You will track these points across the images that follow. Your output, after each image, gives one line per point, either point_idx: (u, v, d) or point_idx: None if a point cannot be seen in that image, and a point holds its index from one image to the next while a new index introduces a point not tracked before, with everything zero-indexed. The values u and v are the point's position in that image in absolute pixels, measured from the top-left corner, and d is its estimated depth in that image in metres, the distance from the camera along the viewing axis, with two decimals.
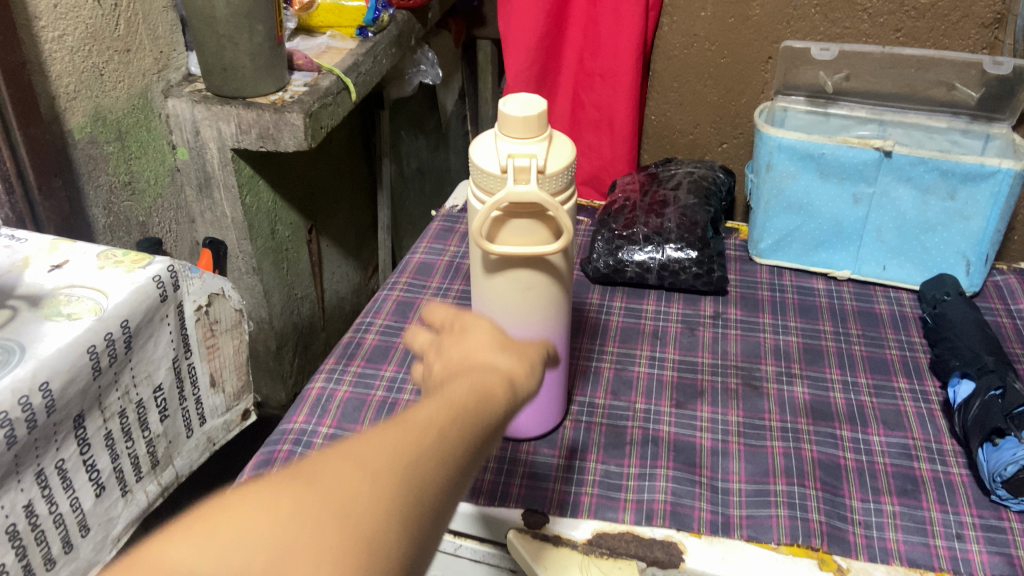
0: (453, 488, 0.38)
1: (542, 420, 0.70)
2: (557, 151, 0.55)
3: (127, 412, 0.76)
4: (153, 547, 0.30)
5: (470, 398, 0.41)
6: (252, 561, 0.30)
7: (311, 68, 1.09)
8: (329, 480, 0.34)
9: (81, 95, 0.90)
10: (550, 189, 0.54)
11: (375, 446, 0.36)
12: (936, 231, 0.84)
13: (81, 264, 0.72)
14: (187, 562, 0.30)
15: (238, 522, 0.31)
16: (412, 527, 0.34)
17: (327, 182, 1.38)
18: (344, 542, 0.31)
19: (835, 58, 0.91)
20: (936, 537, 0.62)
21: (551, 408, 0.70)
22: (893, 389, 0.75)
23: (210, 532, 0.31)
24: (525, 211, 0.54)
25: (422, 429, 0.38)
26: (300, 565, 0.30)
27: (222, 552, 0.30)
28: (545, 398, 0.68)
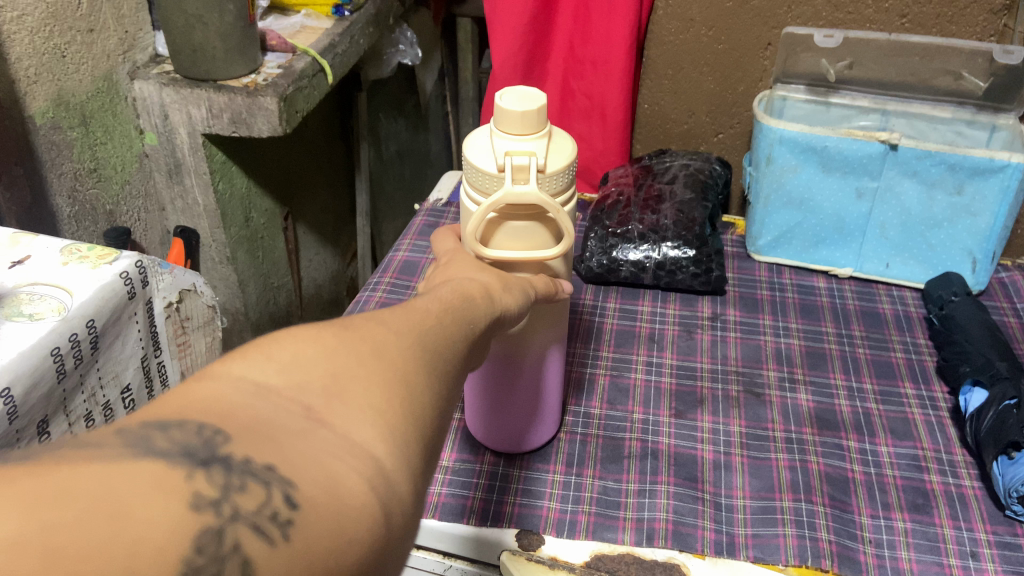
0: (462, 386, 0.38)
1: (542, 432, 0.67)
2: (558, 148, 0.50)
3: (95, 414, 0.71)
4: (216, 365, 0.30)
5: (456, 296, 0.41)
6: (312, 380, 0.30)
7: (285, 49, 1.03)
8: (364, 330, 0.34)
9: (43, 78, 0.84)
10: (552, 189, 0.49)
11: (397, 317, 0.36)
12: (942, 227, 0.81)
13: (43, 260, 0.66)
14: (252, 378, 0.29)
15: (296, 348, 0.31)
16: (440, 391, 0.34)
17: (304, 168, 1.33)
18: (390, 377, 0.32)
19: (840, 45, 0.87)
20: (950, 556, 0.59)
21: (551, 417, 0.67)
22: (899, 396, 0.72)
23: (270, 355, 0.31)
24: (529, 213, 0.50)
25: (427, 315, 0.38)
26: (358, 388, 0.31)
27: (285, 367, 0.30)
28: (547, 407, 0.65)
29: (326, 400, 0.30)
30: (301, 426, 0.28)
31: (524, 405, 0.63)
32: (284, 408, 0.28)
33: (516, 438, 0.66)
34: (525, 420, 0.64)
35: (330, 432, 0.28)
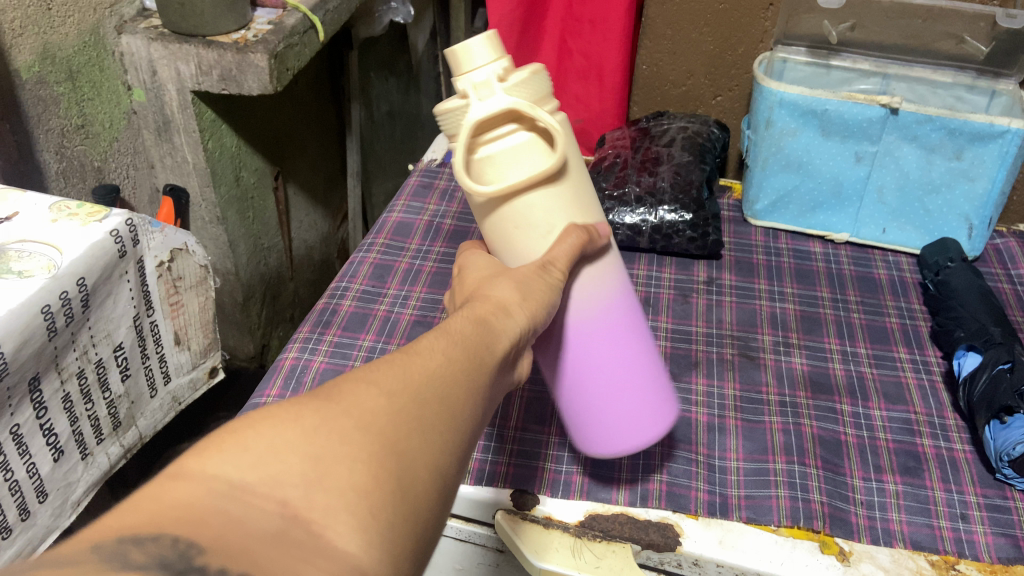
0: (448, 384, 0.39)
1: (665, 416, 0.58)
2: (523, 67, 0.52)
3: (86, 372, 0.70)
4: (191, 462, 0.31)
5: (466, 340, 0.43)
6: (292, 471, 0.31)
7: (276, 5, 1.01)
8: (350, 399, 0.35)
9: (28, 31, 0.81)
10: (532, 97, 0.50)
11: (389, 376, 0.37)
12: (940, 192, 0.80)
13: (32, 216, 0.64)
14: (227, 476, 0.30)
15: (273, 434, 0.32)
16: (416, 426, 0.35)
17: (294, 127, 1.31)
18: (378, 449, 0.33)
19: (842, 6, 0.85)
20: (941, 518, 0.60)
21: (661, 391, 0.59)
22: (893, 360, 0.73)
23: (248, 446, 0.31)
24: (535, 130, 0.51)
25: (437, 359, 0.40)
26: (341, 469, 0.32)
27: (260, 461, 0.31)
28: (647, 381, 0.57)
29: (305, 493, 0.30)
30: (275, 528, 0.29)
31: (622, 393, 0.56)
32: (261, 509, 0.29)
33: (637, 439, 0.57)
34: (633, 414, 0.57)
35: (303, 534, 0.29)
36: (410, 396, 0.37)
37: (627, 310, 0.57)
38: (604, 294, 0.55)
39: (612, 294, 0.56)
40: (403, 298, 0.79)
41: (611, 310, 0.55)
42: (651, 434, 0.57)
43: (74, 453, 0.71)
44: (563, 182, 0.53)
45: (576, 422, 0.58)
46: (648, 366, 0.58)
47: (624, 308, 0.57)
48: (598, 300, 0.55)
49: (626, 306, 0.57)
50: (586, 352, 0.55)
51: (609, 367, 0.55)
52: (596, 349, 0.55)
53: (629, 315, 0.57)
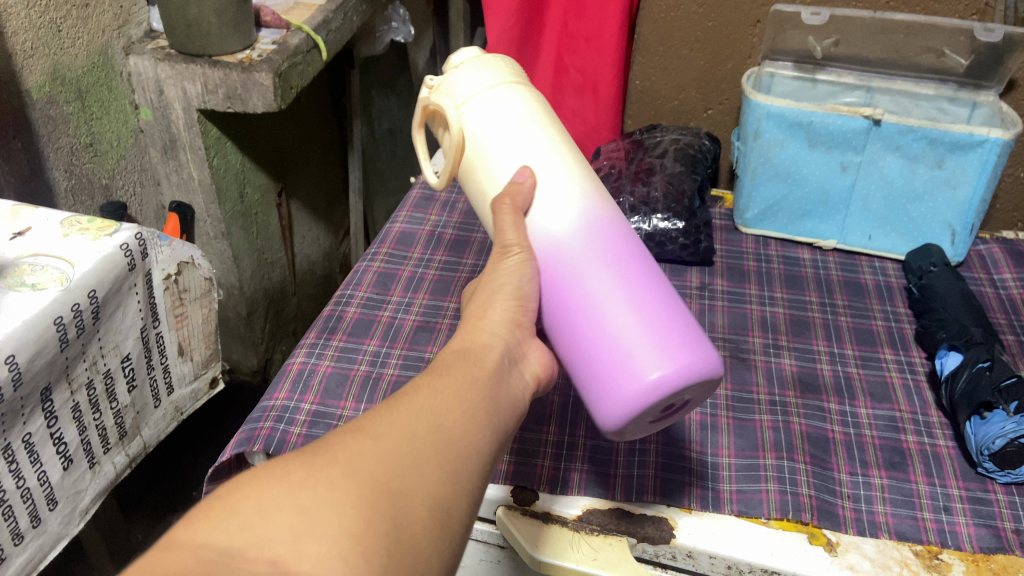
0: (435, 415, 0.43)
1: (670, 354, 0.50)
2: (496, 60, 0.59)
3: (95, 383, 0.73)
4: (181, 534, 0.33)
5: (454, 384, 0.46)
6: (281, 527, 0.34)
7: (279, 25, 1.04)
8: (335, 450, 0.38)
9: (39, 52, 0.84)
10: (467, 75, 0.58)
11: (375, 426, 0.41)
12: (923, 200, 0.84)
13: (43, 232, 0.67)
14: (216, 545, 0.33)
15: (261, 496, 0.35)
16: (402, 470, 0.39)
17: (297, 143, 1.34)
18: (367, 493, 0.36)
19: (825, 23, 0.88)
20: (924, 510, 0.62)
21: (670, 331, 0.51)
22: (879, 360, 0.76)
23: (236, 510, 0.34)
24: (464, 99, 0.57)
25: (421, 401, 0.44)
26: (332, 517, 0.35)
27: (248, 525, 0.34)
28: (635, 311, 0.51)
29: (296, 544, 0.33)
30: None
31: (603, 325, 0.52)
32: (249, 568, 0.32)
33: (632, 380, 0.50)
34: (620, 347, 0.51)
35: None
36: (396, 448, 0.40)
37: (620, 249, 0.54)
38: (572, 226, 0.55)
39: (589, 227, 0.54)
40: (405, 304, 0.82)
41: (578, 233, 0.54)
42: (647, 373, 0.49)
43: (83, 461, 0.74)
44: (491, 144, 0.56)
45: (585, 387, 0.53)
46: (639, 299, 0.52)
47: (608, 243, 0.54)
48: (568, 233, 0.54)
49: (613, 242, 0.54)
50: (562, 291, 0.54)
51: (583, 299, 0.53)
52: (566, 282, 0.54)
53: (619, 252, 0.54)
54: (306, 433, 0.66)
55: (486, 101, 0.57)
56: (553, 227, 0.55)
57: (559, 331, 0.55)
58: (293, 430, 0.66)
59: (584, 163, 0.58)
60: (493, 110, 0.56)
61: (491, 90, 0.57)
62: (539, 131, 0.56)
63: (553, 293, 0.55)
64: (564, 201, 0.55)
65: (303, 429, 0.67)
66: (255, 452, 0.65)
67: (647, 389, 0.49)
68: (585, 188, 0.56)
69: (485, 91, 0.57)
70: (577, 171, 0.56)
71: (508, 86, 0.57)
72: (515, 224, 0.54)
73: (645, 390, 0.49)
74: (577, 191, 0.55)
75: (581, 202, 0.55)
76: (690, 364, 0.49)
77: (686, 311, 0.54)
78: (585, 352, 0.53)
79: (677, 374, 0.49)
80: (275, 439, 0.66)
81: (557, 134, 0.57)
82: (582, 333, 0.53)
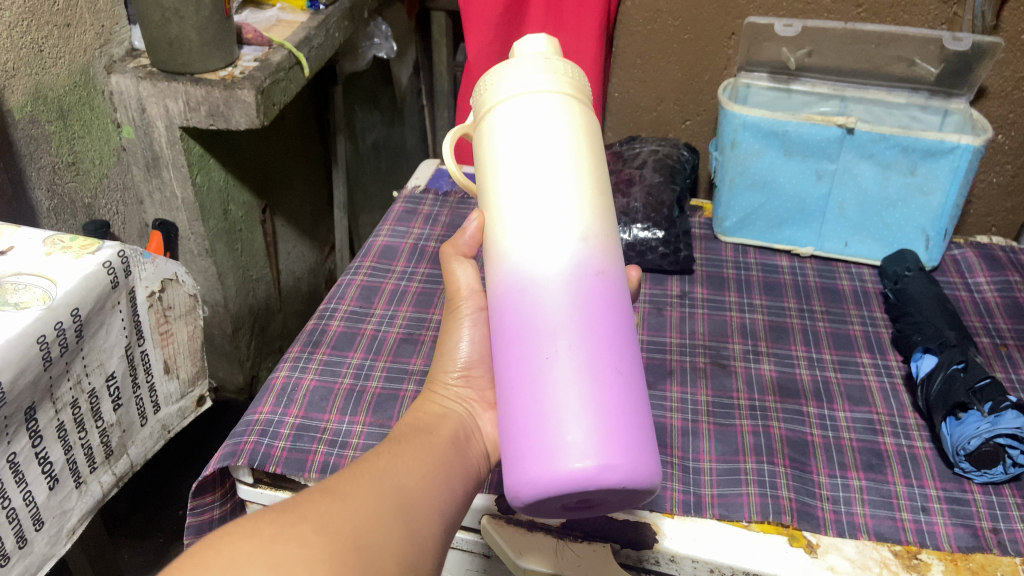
0: (398, 482, 0.46)
1: (604, 455, 0.44)
2: (550, 67, 0.52)
3: (80, 402, 0.73)
4: None
5: (416, 459, 0.49)
6: None
7: (261, 42, 1.05)
8: (306, 508, 0.40)
9: (20, 72, 0.85)
10: (504, 73, 0.52)
11: (343, 488, 0.43)
12: (897, 207, 0.85)
13: (25, 250, 0.67)
14: None
15: (233, 551, 0.36)
16: (371, 528, 0.41)
17: (281, 160, 1.35)
18: (337, 548, 0.38)
19: (798, 34, 0.90)
20: (903, 511, 0.63)
21: (613, 436, 0.45)
22: (857, 364, 0.77)
23: (208, 565, 0.35)
24: (491, 94, 0.53)
25: (385, 469, 0.46)
26: (305, 570, 0.36)
27: None
28: (590, 397, 0.46)
29: None
30: None
31: (547, 392, 0.46)
32: None
33: (551, 457, 0.45)
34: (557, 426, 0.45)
35: None
36: (363, 508, 0.42)
37: (593, 320, 0.48)
38: (539, 273, 0.48)
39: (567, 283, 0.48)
40: (389, 317, 0.83)
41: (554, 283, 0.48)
42: (565, 467, 0.44)
43: (69, 481, 0.73)
44: (487, 155, 0.52)
45: (504, 437, 0.48)
46: (594, 385, 0.46)
47: (584, 308, 0.48)
48: (540, 278, 0.48)
49: (590, 307, 0.48)
50: (514, 336, 0.49)
51: (536, 355, 0.47)
52: (523, 320, 0.48)
53: (594, 323, 0.48)
54: (290, 446, 0.67)
55: (503, 106, 0.51)
56: (522, 265, 0.49)
57: (503, 361, 0.50)
58: (278, 444, 0.67)
59: (587, 208, 0.50)
60: (503, 120, 0.51)
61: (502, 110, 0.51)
62: (538, 155, 0.49)
63: (504, 323, 0.50)
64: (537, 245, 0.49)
65: (287, 443, 0.67)
66: (240, 466, 0.65)
67: (558, 482, 0.44)
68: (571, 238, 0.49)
69: (507, 96, 0.51)
70: (567, 214, 0.49)
71: (534, 96, 0.51)
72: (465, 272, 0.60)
73: (555, 482, 0.44)
74: (553, 235, 0.48)
75: (556, 251, 0.48)
76: (617, 478, 0.44)
77: (642, 415, 0.47)
78: (516, 408, 0.47)
79: (596, 481, 0.44)
80: (260, 453, 0.66)
81: (558, 168, 0.49)
82: (523, 390, 0.47)
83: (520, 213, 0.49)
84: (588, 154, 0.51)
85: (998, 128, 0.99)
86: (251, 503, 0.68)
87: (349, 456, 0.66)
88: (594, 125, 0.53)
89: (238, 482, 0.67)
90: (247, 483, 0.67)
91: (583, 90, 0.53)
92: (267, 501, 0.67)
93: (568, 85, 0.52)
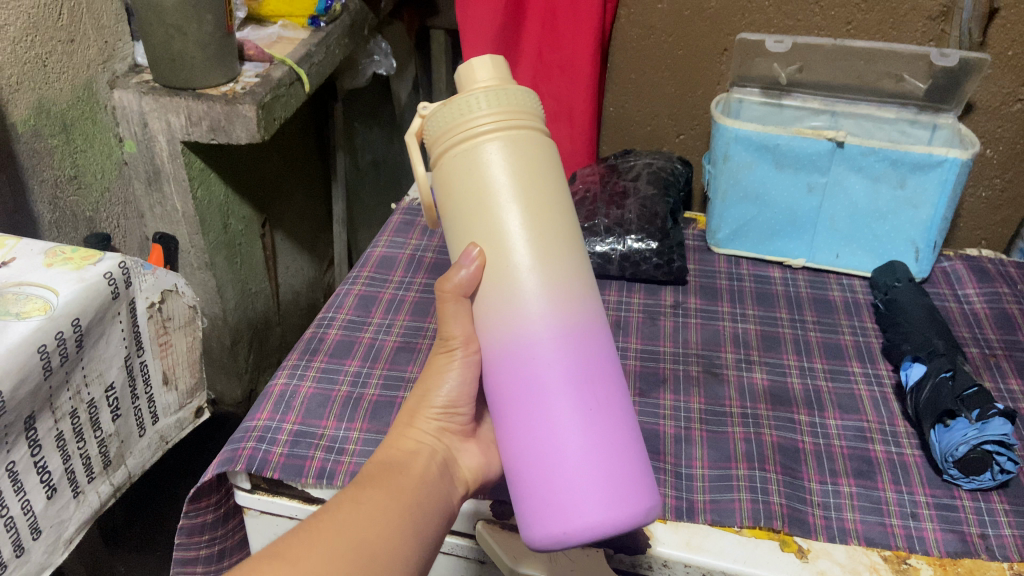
0: (358, 528, 0.47)
1: (609, 506, 0.49)
2: (502, 99, 0.55)
3: (79, 412, 0.74)
4: None
5: (387, 496, 0.50)
6: None
7: (262, 59, 1.06)
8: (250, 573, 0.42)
9: (24, 87, 0.86)
10: (456, 112, 0.55)
11: (295, 548, 0.45)
12: (887, 219, 0.87)
13: (27, 261, 0.68)
14: None
15: None
16: None
17: (281, 174, 1.36)
18: None
19: (789, 50, 0.92)
20: (892, 517, 0.64)
21: (615, 486, 0.50)
22: (847, 373, 0.78)
23: None
24: (447, 138, 0.55)
25: (346, 514, 0.47)
26: None
27: None
28: (589, 456, 0.50)
29: None
30: None
31: (554, 450, 0.51)
32: None
33: (566, 513, 0.50)
34: (571, 484, 0.50)
35: None
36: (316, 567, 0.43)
37: (584, 367, 0.52)
38: (530, 328, 0.52)
39: (558, 336, 0.52)
40: (386, 325, 0.84)
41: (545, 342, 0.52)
42: (578, 522, 0.49)
43: (67, 490, 0.74)
44: (464, 201, 0.54)
45: (514, 487, 0.53)
46: (597, 433, 0.51)
47: (574, 356, 0.52)
48: (532, 335, 0.52)
49: (578, 362, 0.52)
50: (510, 393, 0.53)
51: (536, 413, 0.52)
52: (519, 378, 0.52)
53: (585, 372, 0.52)
54: (287, 452, 0.67)
55: (467, 151, 0.54)
56: (515, 322, 0.53)
57: (505, 416, 0.54)
58: (275, 449, 0.68)
59: (569, 253, 0.54)
60: (471, 168, 0.53)
61: (464, 151, 0.54)
62: (517, 205, 0.53)
63: (502, 377, 0.53)
64: (528, 302, 0.52)
65: (285, 449, 0.68)
66: (238, 472, 0.66)
67: (575, 537, 0.49)
68: (559, 292, 0.53)
69: (468, 139, 0.54)
70: (552, 268, 0.53)
71: (495, 139, 0.54)
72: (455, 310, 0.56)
73: (570, 533, 0.49)
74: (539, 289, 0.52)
75: (541, 302, 0.52)
76: (628, 522, 0.50)
77: (636, 449, 0.53)
78: (525, 465, 0.52)
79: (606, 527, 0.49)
80: (258, 458, 0.67)
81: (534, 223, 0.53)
82: (528, 446, 0.52)
83: (510, 271, 0.53)
84: (557, 193, 0.55)
85: (986, 143, 1.01)
86: (248, 508, 0.69)
87: (346, 462, 0.67)
88: (549, 151, 0.56)
89: (235, 488, 0.68)
90: (245, 489, 0.68)
91: (534, 114, 0.56)
92: (264, 506, 0.68)
93: (520, 115, 0.55)
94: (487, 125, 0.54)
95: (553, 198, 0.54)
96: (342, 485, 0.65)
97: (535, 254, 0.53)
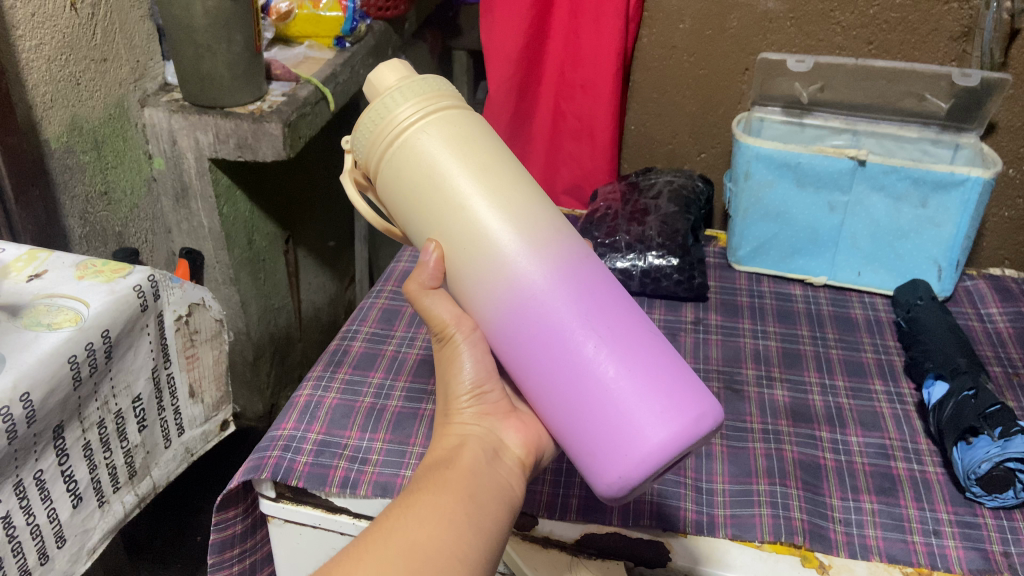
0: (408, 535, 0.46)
1: (666, 419, 0.50)
2: (417, 89, 0.55)
3: (107, 422, 0.75)
4: None
5: (435, 496, 0.49)
6: None
7: (289, 78, 1.08)
8: None
9: (58, 104, 0.88)
10: (373, 117, 0.56)
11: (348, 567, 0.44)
12: (908, 237, 0.87)
13: (59, 274, 0.70)
14: None
15: None
16: None
17: (305, 191, 1.38)
18: None
19: (810, 69, 0.93)
20: (914, 534, 0.63)
21: (665, 400, 0.51)
22: (869, 391, 0.78)
23: None
24: (377, 142, 0.55)
25: (399, 527, 0.46)
26: None
27: None
28: (629, 384, 0.51)
29: None
30: None
31: (594, 393, 0.52)
32: None
33: (632, 445, 0.51)
34: (609, 432, 0.51)
35: None
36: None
37: (568, 320, 0.52)
38: (511, 297, 0.53)
39: (533, 293, 0.52)
40: (409, 339, 0.85)
41: (528, 305, 0.53)
42: (648, 444, 0.50)
43: (92, 500, 0.75)
44: (411, 195, 0.54)
45: (579, 458, 0.54)
46: (627, 361, 0.52)
47: (564, 305, 0.52)
48: (514, 302, 0.53)
49: (574, 308, 0.52)
50: (527, 366, 0.54)
51: (559, 374, 0.53)
52: (531, 347, 0.53)
53: (588, 312, 0.53)
54: (312, 461, 0.68)
55: (402, 147, 0.54)
56: (497, 298, 0.54)
57: (535, 390, 0.55)
58: (300, 458, 0.69)
59: (530, 208, 0.54)
60: (411, 160, 0.54)
61: (394, 147, 0.54)
62: (466, 177, 0.53)
63: (516, 351, 0.54)
64: (501, 267, 0.53)
65: (309, 458, 0.69)
66: (263, 479, 0.67)
67: (619, 488, 0.52)
68: (534, 252, 0.53)
69: (397, 136, 0.54)
70: (523, 230, 0.53)
71: (421, 125, 0.54)
72: (437, 302, 0.57)
73: (648, 459, 0.50)
74: (510, 257, 0.53)
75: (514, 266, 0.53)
76: (657, 457, 0.50)
77: (669, 356, 0.54)
78: (578, 423, 0.53)
79: (677, 440, 0.50)
80: (283, 467, 0.68)
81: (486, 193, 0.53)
82: (571, 410, 0.53)
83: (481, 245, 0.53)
84: (497, 160, 0.55)
85: (1008, 163, 1.01)
86: (273, 517, 0.70)
87: (369, 471, 0.68)
88: (478, 124, 0.56)
89: (261, 496, 0.69)
90: (269, 497, 0.68)
91: (453, 95, 0.57)
92: (289, 515, 0.69)
93: (437, 98, 0.55)
94: (409, 117, 0.54)
95: (494, 167, 0.54)
96: (365, 495, 0.66)
97: (497, 222, 0.53)
